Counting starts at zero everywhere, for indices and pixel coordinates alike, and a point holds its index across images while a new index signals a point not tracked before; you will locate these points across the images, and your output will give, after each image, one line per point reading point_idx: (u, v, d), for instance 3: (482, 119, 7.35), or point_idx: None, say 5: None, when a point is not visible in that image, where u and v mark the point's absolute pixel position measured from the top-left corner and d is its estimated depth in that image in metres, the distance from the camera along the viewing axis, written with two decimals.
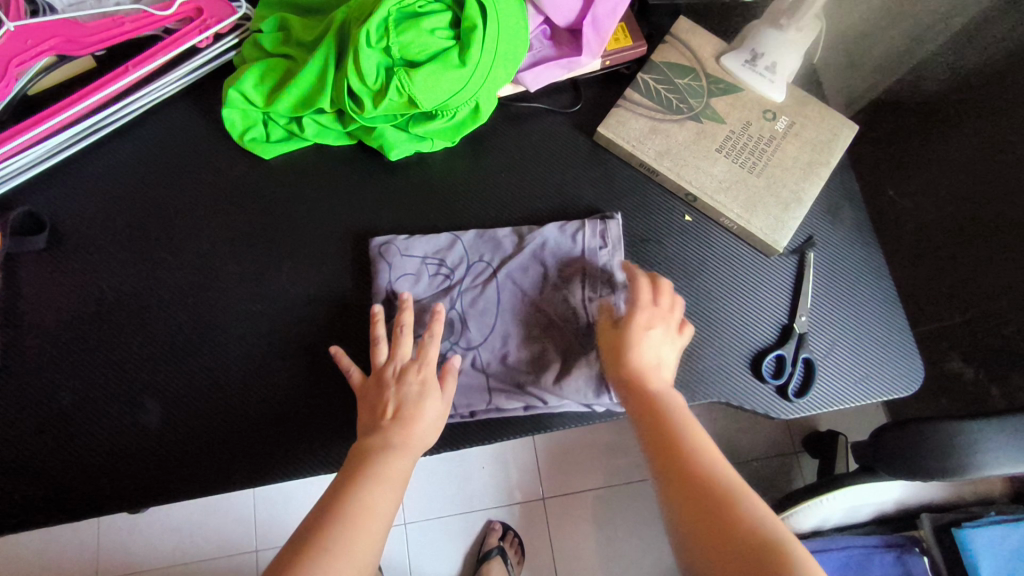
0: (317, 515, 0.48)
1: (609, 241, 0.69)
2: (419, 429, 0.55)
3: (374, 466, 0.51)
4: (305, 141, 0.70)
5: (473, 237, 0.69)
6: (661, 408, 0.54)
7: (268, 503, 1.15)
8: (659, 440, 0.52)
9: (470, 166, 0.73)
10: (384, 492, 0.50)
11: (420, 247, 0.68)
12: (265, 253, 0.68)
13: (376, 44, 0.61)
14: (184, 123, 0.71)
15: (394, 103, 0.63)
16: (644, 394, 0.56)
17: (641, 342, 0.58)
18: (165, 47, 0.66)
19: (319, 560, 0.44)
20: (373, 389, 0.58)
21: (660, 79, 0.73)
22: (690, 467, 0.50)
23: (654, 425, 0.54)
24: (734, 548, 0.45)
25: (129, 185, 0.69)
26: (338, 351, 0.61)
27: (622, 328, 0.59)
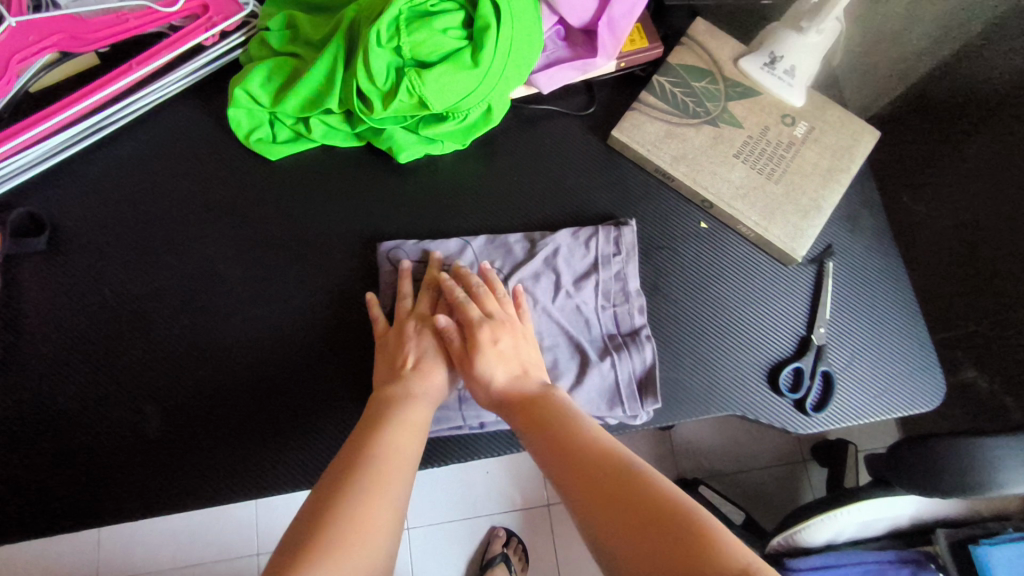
0: (345, 461, 0.46)
1: (622, 249, 0.67)
2: (434, 382, 0.56)
3: (397, 415, 0.51)
4: (312, 142, 0.68)
5: (483, 243, 0.67)
6: (547, 408, 0.52)
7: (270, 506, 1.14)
8: (547, 439, 0.49)
9: (481, 169, 0.71)
10: (407, 438, 0.49)
11: (428, 252, 0.66)
12: (270, 257, 0.66)
13: (387, 43, 0.59)
14: (189, 123, 0.70)
15: (405, 104, 0.61)
16: (527, 397, 0.53)
17: (488, 357, 0.56)
18: (169, 45, 0.64)
19: (356, 501, 0.42)
20: (393, 339, 0.59)
21: (676, 82, 0.71)
22: (576, 454, 0.46)
23: (542, 427, 0.50)
24: (633, 506, 0.40)
25: (132, 186, 0.67)
26: (371, 299, 0.62)
27: (471, 345, 0.57)
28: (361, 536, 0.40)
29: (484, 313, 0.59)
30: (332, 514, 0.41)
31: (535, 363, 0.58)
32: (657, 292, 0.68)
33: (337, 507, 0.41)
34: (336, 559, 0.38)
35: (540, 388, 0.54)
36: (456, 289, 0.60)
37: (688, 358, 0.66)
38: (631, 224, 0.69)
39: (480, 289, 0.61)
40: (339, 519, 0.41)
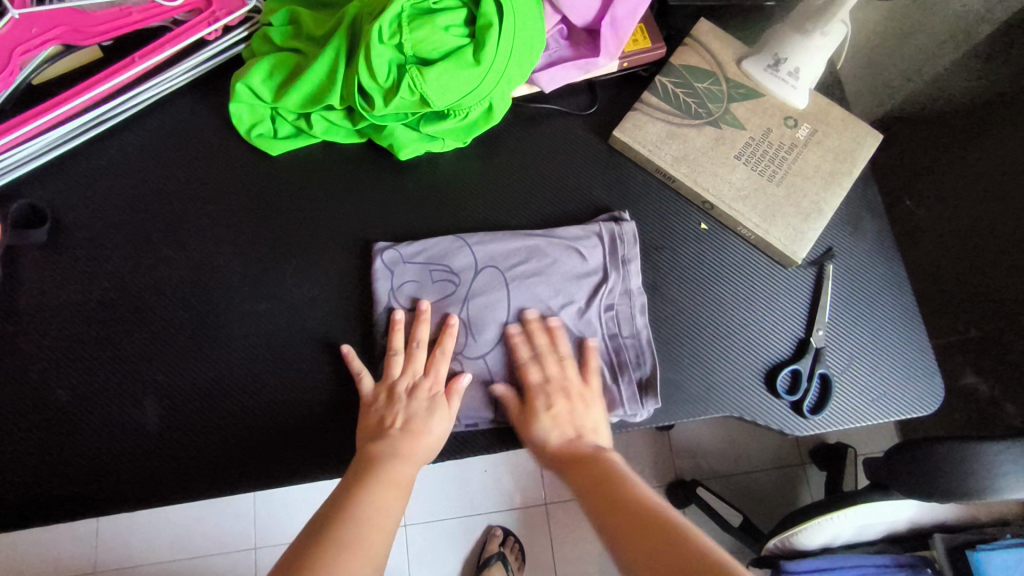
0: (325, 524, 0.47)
1: (624, 246, 0.67)
2: (424, 443, 0.56)
3: (382, 473, 0.53)
4: (313, 138, 0.68)
5: (479, 240, 0.67)
6: (600, 468, 0.54)
7: (268, 500, 1.15)
8: (594, 495, 0.51)
9: (482, 167, 0.71)
10: (392, 497, 0.51)
11: (423, 252, 0.66)
12: (269, 252, 0.66)
13: (389, 40, 0.59)
14: (190, 116, 0.70)
15: (406, 102, 0.61)
16: (577, 459, 0.56)
17: (544, 420, 0.59)
18: (172, 39, 0.65)
19: (336, 556, 0.44)
20: (382, 405, 0.59)
21: (679, 83, 0.71)
22: (619, 506, 0.49)
23: (592, 483, 0.53)
24: (671, 559, 0.43)
25: (132, 179, 0.67)
26: (350, 352, 0.61)
27: (527, 411, 0.60)
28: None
29: (542, 378, 0.61)
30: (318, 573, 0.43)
31: (596, 426, 0.60)
32: (657, 292, 0.68)
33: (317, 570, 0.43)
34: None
35: (592, 451, 0.57)
36: (518, 350, 0.62)
37: (685, 359, 0.66)
38: (629, 219, 0.69)
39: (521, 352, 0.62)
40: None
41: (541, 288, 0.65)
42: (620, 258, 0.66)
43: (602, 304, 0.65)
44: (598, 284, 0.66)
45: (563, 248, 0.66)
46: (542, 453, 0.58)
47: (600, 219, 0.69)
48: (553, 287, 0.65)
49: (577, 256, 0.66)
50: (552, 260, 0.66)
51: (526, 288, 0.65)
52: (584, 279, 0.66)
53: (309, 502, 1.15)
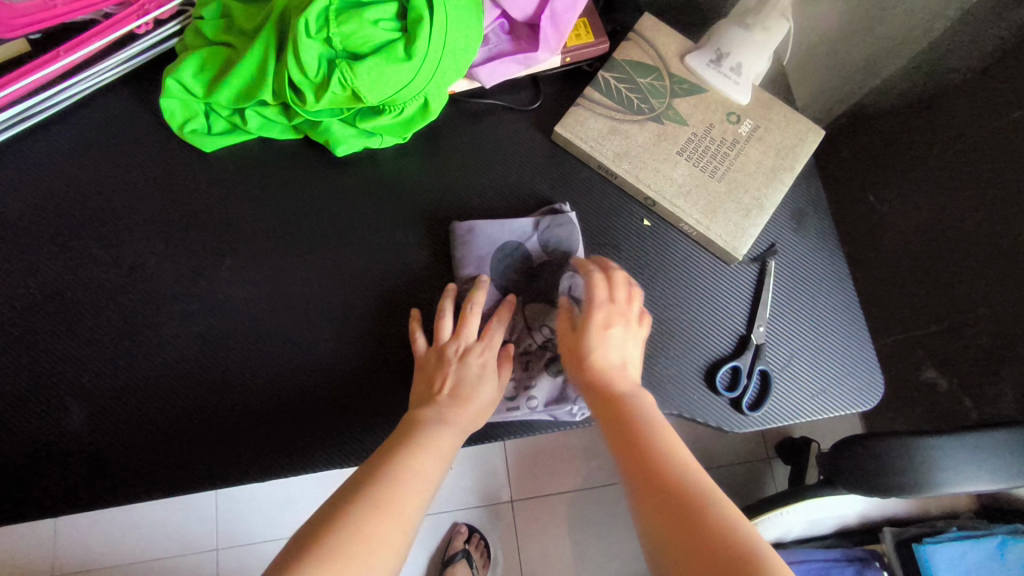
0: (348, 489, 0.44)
1: (573, 235, 0.66)
2: (470, 410, 0.55)
3: (421, 438, 0.50)
4: (248, 134, 0.67)
5: (560, 224, 0.66)
6: (622, 409, 0.52)
7: (231, 501, 1.14)
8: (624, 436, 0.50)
9: (423, 163, 0.70)
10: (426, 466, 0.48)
11: (508, 231, 0.66)
12: (202, 251, 0.65)
13: (317, 34, 0.58)
14: (120, 111, 0.68)
15: (338, 96, 0.61)
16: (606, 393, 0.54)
17: (599, 341, 0.57)
18: (100, 32, 0.64)
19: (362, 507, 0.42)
20: (433, 360, 0.58)
21: (621, 78, 0.71)
22: (648, 463, 0.46)
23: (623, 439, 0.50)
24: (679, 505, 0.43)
25: (61, 177, 0.66)
26: (414, 317, 0.62)
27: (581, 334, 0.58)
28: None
29: (607, 297, 0.59)
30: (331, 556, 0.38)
31: (634, 365, 0.57)
32: None
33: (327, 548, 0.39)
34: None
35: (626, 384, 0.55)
36: (589, 268, 0.61)
37: None
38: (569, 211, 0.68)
39: (620, 333, 0.58)
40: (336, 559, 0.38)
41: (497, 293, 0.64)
42: (568, 255, 0.66)
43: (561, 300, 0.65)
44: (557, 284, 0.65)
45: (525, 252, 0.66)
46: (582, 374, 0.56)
47: (545, 209, 0.69)
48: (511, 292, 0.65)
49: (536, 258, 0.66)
50: (510, 266, 0.65)
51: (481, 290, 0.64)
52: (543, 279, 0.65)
53: (272, 502, 1.14)
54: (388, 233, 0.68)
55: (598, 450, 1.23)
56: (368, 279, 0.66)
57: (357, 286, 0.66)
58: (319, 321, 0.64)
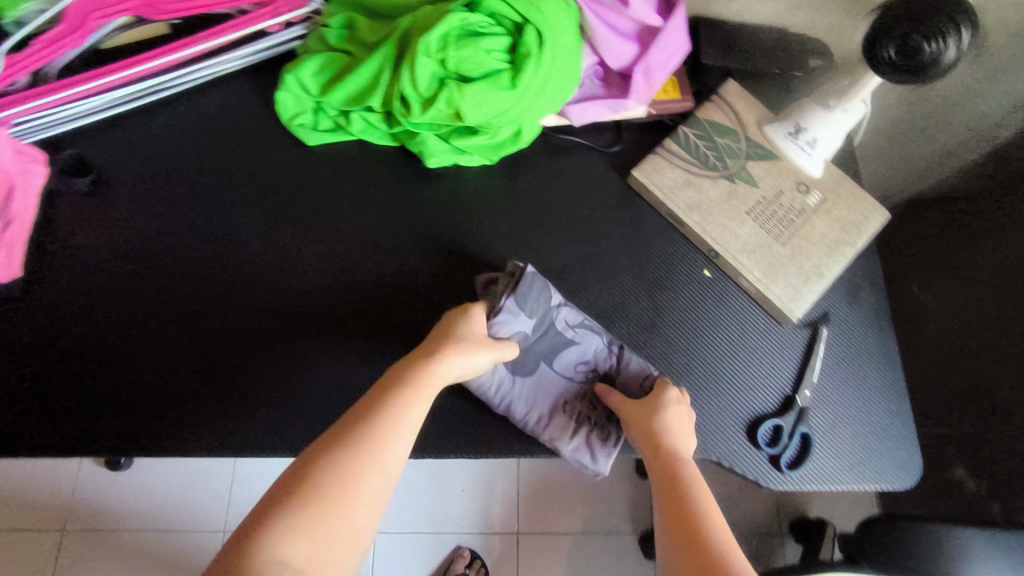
0: (332, 436, 0.48)
1: (545, 287, 0.67)
2: (456, 358, 0.56)
3: (406, 382, 0.52)
4: (350, 135, 0.72)
5: (527, 283, 0.66)
6: (681, 477, 0.55)
7: (246, 482, 1.13)
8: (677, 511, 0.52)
9: (504, 186, 0.75)
10: (405, 413, 0.50)
11: (503, 319, 0.64)
12: (292, 234, 0.70)
13: (434, 54, 0.63)
14: (236, 97, 0.73)
15: (442, 113, 0.65)
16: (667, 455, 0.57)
17: (667, 411, 0.60)
18: (236, 25, 0.69)
19: (348, 451, 0.47)
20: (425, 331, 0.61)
21: (701, 135, 0.75)
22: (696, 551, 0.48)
23: (677, 508, 0.52)
24: None
25: (173, 147, 0.71)
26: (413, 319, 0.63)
27: (651, 402, 0.61)
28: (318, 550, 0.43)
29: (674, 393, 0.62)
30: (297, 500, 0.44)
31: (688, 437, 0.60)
32: (654, 330, 0.70)
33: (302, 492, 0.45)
34: (299, 574, 0.41)
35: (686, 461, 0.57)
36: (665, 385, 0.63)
37: None
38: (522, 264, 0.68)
39: (671, 416, 0.59)
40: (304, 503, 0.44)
41: (524, 385, 0.65)
42: (551, 299, 0.67)
43: (591, 343, 0.67)
44: (565, 336, 0.67)
45: (517, 333, 0.66)
46: (638, 433, 0.59)
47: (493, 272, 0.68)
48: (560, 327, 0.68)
49: (534, 330, 0.66)
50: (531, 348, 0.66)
51: (530, 372, 0.66)
52: (560, 335, 0.67)
53: None
54: (459, 243, 0.71)
55: (614, 495, 1.21)
56: (423, 287, 0.69)
57: (427, 291, 0.69)
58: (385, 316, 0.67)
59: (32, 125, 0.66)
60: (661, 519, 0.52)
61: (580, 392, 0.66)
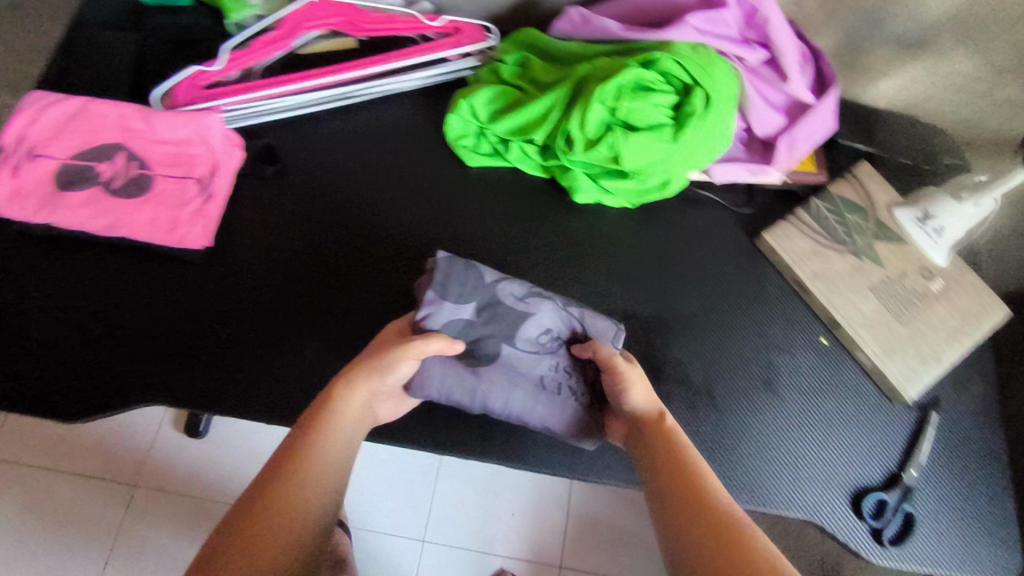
0: (252, 497, 0.46)
1: (466, 266, 0.64)
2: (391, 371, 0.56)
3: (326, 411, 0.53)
4: (505, 162, 0.78)
5: (455, 269, 0.63)
6: (671, 444, 0.54)
7: None
8: (670, 475, 0.52)
9: (639, 229, 0.79)
10: (328, 442, 0.51)
11: (443, 317, 0.62)
12: (444, 245, 0.75)
13: (606, 102, 0.69)
14: (408, 114, 0.80)
15: (602, 155, 0.71)
16: (657, 426, 0.56)
17: (636, 383, 0.59)
18: (421, 50, 0.76)
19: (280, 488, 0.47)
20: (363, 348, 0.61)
21: (832, 209, 0.79)
22: (697, 512, 0.49)
23: (669, 474, 0.52)
24: (732, 550, 0.45)
25: (348, 149, 0.77)
26: None
27: (619, 377, 0.59)
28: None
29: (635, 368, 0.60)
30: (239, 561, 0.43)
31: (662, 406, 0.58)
32: (770, 388, 0.73)
33: (244, 551, 0.43)
34: None
35: (669, 425, 0.56)
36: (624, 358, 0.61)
37: (784, 458, 0.70)
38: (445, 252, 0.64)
39: (639, 396, 0.59)
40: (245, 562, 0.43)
41: (496, 377, 0.62)
42: (484, 275, 0.64)
43: (541, 318, 0.65)
44: (517, 309, 0.64)
45: (465, 320, 0.62)
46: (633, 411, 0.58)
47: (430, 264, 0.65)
48: (682, 371, 0.73)
49: (478, 316, 0.63)
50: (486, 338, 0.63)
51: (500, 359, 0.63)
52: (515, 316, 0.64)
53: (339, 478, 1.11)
54: (594, 277, 0.76)
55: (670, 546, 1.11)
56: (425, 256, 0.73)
57: None
58: None
59: (236, 111, 0.72)
60: (655, 484, 0.52)
61: (549, 365, 0.64)
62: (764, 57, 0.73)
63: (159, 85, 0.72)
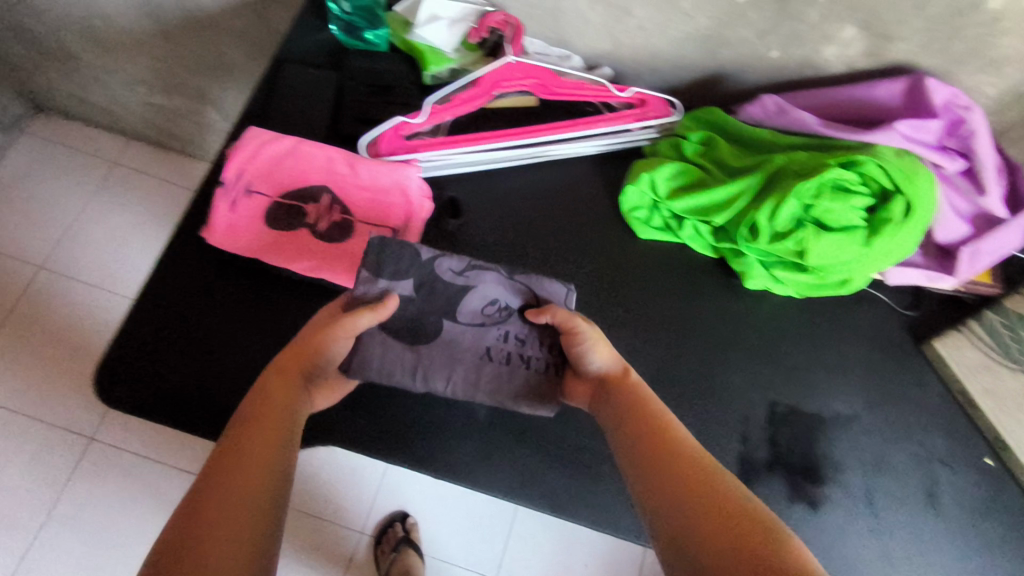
0: (198, 487, 0.44)
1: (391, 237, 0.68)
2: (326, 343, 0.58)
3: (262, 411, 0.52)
4: (675, 237, 0.79)
5: (389, 249, 0.65)
6: (637, 404, 0.56)
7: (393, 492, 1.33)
8: (644, 434, 0.53)
9: (804, 320, 0.78)
10: (283, 410, 0.53)
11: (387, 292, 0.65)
12: (612, 315, 0.77)
13: (801, 199, 0.69)
14: (584, 178, 0.81)
15: (785, 249, 0.70)
16: (619, 386, 0.58)
17: (596, 342, 0.60)
18: (609, 120, 0.78)
19: (217, 481, 0.45)
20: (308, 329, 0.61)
21: (1005, 321, 0.74)
22: (668, 466, 0.50)
23: (648, 435, 0.53)
24: (711, 504, 0.46)
25: (526, 209, 0.79)
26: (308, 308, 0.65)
27: (571, 334, 0.61)
28: (248, 549, 0.42)
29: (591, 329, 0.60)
30: (215, 505, 0.43)
31: (626, 367, 0.60)
32: (933, 505, 0.71)
33: (209, 497, 0.44)
34: None
35: (633, 385, 0.58)
36: (583, 322, 0.61)
37: None
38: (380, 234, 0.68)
39: (602, 356, 0.60)
40: (228, 508, 0.43)
41: (438, 356, 0.66)
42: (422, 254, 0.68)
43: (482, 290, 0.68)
44: (457, 285, 0.68)
45: (402, 294, 0.66)
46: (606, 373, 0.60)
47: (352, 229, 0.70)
48: (842, 474, 0.71)
49: (417, 291, 0.67)
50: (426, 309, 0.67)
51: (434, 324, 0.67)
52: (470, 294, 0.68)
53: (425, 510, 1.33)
54: (757, 366, 0.76)
55: None
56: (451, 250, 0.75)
57: (721, 403, 0.74)
58: (684, 416, 0.73)
59: (429, 161, 0.75)
60: (630, 447, 0.53)
61: (496, 335, 0.67)
62: (962, 167, 0.71)
63: (366, 132, 0.75)
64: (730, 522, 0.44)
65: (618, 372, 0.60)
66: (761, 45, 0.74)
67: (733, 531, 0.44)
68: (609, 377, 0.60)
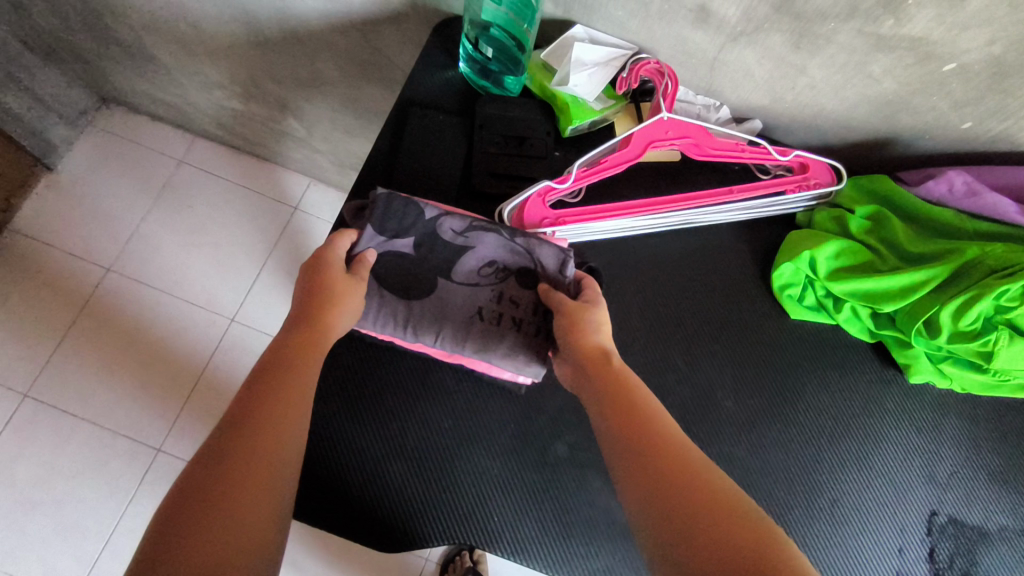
0: (223, 450, 0.44)
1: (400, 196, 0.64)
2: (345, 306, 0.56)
3: (283, 364, 0.50)
4: (830, 318, 0.72)
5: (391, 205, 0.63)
6: (624, 388, 0.53)
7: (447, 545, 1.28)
8: (630, 417, 0.50)
9: (968, 418, 0.71)
10: (307, 362, 0.51)
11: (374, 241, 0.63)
12: (761, 406, 0.70)
13: (995, 299, 0.62)
14: (730, 246, 0.74)
15: (968, 349, 0.64)
16: (601, 364, 0.55)
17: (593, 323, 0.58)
18: (767, 187, 0.71)
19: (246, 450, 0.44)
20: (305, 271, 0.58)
21: None
22: (664, 462, 0.47)
23: (633, 421, 0.50)
24: (709, 506, 0.44)
25: (668, 280, 0.72)
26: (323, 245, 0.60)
27: (573, 313, 0.59)
28: (274, 519, 0.43)
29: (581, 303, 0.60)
30: (241, 480, 0.42)
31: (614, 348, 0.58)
32: None
33: (232, 469, 0.43)
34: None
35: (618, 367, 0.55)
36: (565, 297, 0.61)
37: None
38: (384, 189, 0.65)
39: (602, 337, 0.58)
40: (253, 476, 0.43)
41: (430, 312, 0.64)
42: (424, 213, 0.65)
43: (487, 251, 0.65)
44: (456, 245, 0.65)
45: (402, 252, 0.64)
46: (583, 351, 0.57)
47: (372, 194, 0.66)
48: None
49: (416, 250, 0.65)
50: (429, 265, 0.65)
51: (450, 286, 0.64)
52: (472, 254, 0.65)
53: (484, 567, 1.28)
54: (918, 470, 0.69)
55: None
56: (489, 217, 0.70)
57: (878, 509, 0.68)
58: (840, 523, 0.67)
59: (574, 231, 0.69)
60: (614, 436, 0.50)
61: (490, 294, 0.65)
62: None
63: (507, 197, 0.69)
64: (745, 539, 0.41)
65: (599, 353, 0.56)
66: (953, 116, 0.66)
67: (719, 518, 0.43)
68: (586, 355, 0.56)
